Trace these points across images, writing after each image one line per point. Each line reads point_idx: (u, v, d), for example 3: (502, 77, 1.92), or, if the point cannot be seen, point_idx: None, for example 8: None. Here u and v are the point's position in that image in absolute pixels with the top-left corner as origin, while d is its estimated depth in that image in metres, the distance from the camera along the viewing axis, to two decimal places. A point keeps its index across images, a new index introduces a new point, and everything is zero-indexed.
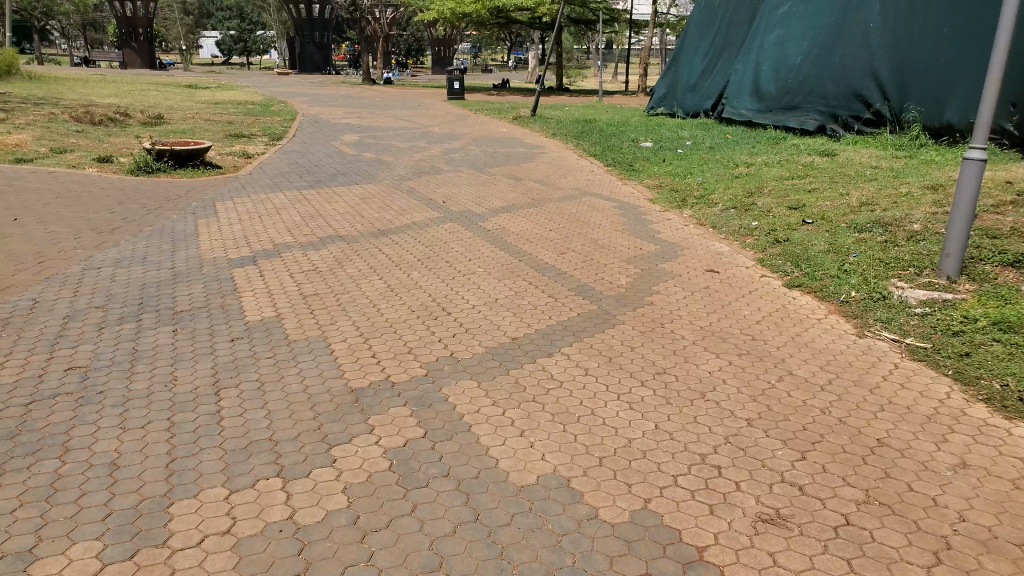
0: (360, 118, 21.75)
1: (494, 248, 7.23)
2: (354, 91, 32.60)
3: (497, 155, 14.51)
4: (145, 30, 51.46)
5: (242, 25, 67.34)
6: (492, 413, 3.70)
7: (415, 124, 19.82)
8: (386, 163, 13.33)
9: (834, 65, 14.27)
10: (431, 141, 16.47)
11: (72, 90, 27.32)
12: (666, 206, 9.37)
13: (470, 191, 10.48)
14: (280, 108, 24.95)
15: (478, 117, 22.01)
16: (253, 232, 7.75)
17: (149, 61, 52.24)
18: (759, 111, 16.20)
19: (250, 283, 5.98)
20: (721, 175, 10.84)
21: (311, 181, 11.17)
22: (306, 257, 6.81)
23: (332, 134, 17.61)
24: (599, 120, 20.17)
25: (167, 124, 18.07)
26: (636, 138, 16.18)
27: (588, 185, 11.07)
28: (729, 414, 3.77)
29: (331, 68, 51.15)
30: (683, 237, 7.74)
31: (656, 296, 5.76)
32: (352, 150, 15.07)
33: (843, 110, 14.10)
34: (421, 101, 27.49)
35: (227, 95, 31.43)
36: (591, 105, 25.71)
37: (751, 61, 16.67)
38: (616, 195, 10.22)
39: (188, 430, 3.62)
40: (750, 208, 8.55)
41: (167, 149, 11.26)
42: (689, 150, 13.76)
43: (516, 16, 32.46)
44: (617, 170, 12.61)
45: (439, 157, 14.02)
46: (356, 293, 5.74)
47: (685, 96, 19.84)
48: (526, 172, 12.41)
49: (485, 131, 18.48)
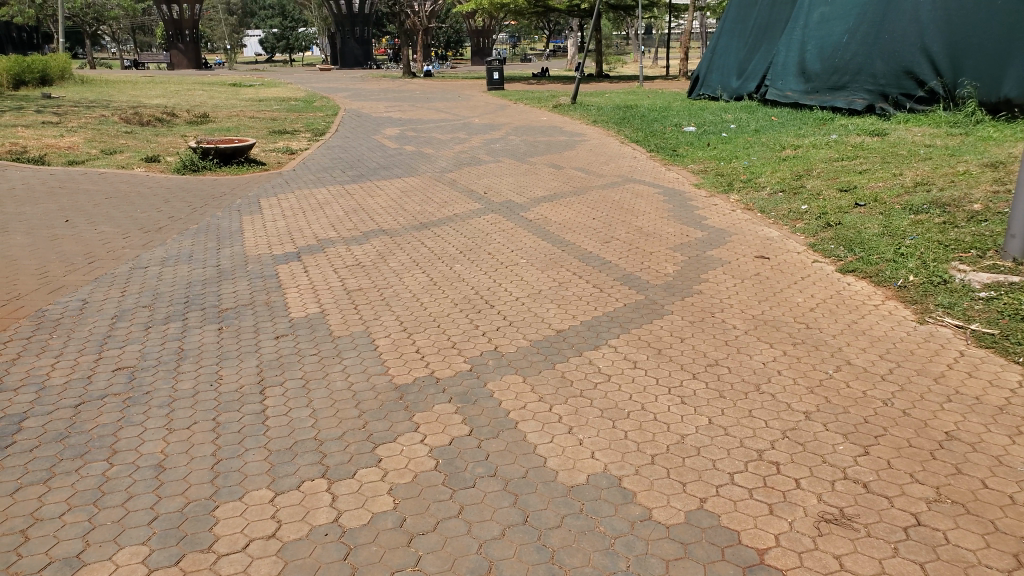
0: (401, 111, 21.85)
1: (537, 239, 7.09)
2: (395, 84, 32.76)
3: (538, 145, 14.37)
4: (190, 31, 52.48)
5: (284, 23, 68.29)
6: (538, 410, 3.65)
7: (455, 116, 19.80)
8: (427, 155, 13.31)
9: (882, 41, 13.63)
10: (471, 132, 16.41)
11: (123, 92, 28.08)
12: (712, 190, 9.13)
13: (512, 181, 10.37)
14: (323, 103, 25.22)
15: (519, 107, 21.87)
16: (296, 229, 7.80)
17: (195, 62, 53.33)
18: (806, 92, 15.72)
19: (294, 279, 6.01)
20: (768, 158, 10.52)
21: (353, 175, 11.19)
22: (348, 252, 6.81)
23: (373, 127, 17.68)
24: (641, 106, 19.85)
25: (213, 122, 18.40)
26: (679, 122, 15.88)
27: (631, 172, 10.86)
28: (785, 407, 3.60)
29: (372, 62, 51.56)
30: (730, 221, 7.53)
31: (705, 284, 5.58)
32: (394, 143, 15.09)
33: (892, 88, 13.37)
34: (462, 92, 27.45)
35: (271, 92, 31.93)
36: (633, 91, 25.34)
37: (795, 42, 16.27)
38: (660, 181, 10.02)
39: (234, 430, 3.68)
40: (800, 191, 8.16)
41: (212, 147, 11.46)
42: (734, 133, 13.42)
43: (554, 4, 32.13)
44: (660, 155, 12.37)
45: (479, 148, 13.93)
46: (397, 288, 5.69)
47: (728, 78, 19.39)
48: (568, 160, 12.24)
49: (525, 121, 18.36)
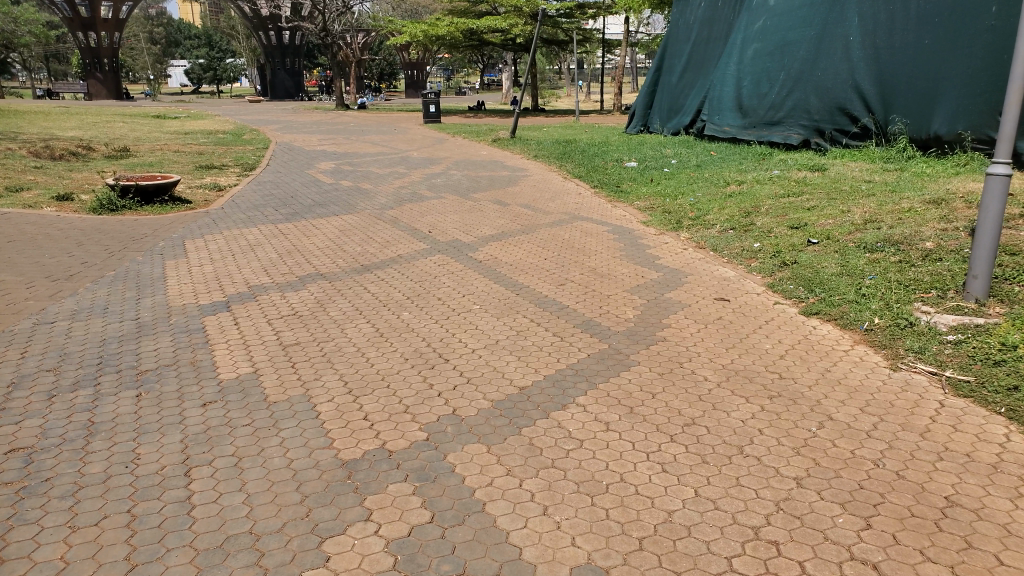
0: (336, 144, 21.34)
1: (491, 281, 6.81)
2: (328, 117, 32.20)
3: (479, 180, 14.12)
4: (110, 60, 50.67)
5: (212, 53, 66.89)
6: (507, 486, 3.33)
7: (392, 150, 19.43)
8: (365, 191, 12.87)
9: (816, 78, 14.03)
10: (410, 167, 16.05)
11: (35, 124, 26.63)
12: (660, 228, 9.01)
13: (456, 219, 10.04)
14: (253, 137, 24.49)
15: (457, 140, 21.64)
16: (226, 273, 7.27)
17: (116, 92, 51.48)
18: (743, 126, 16.05)
19: (223, 333, 5.49)
20: (713, 194, 10.51)
21: (288, 213, 10.66)
22: (284, 300, 6.32)
23: (307, 162, 17.13)
24: (579, 140, 19.90)
25: (134, 156, 17.52)
26: (619, 157, 15.92)
27: (577, 209, 10.69)
28: (773, 473, 3.34)
29: (303, 94, 50.82)
30: (682, 263, 7.37)
31: (668, 328, 5.38)
32: (329, 178, 14.60)
33: (827, 124, 13.79)
34: (398, 125, 27.09)
35: (197, 124, 30.92)
36: (570, 125, 25.50)
37: (728, 77, 16.62)
38: (606, 219, 9.86)
39: (152, 525, 3.22)
40: (750, 228, 8.21)
41: (131, 184, 10.74)
42: (675, 168, 13.47)
43: (489, 38, 32.24)
44: (604, 191, 12.27)
45: (419, 184, 13.57)
46: (340, 340, 5.25)
47: (665, 113, 19.75)
48: (511, 197, 12.01)
49: (464, 155, 18.13)
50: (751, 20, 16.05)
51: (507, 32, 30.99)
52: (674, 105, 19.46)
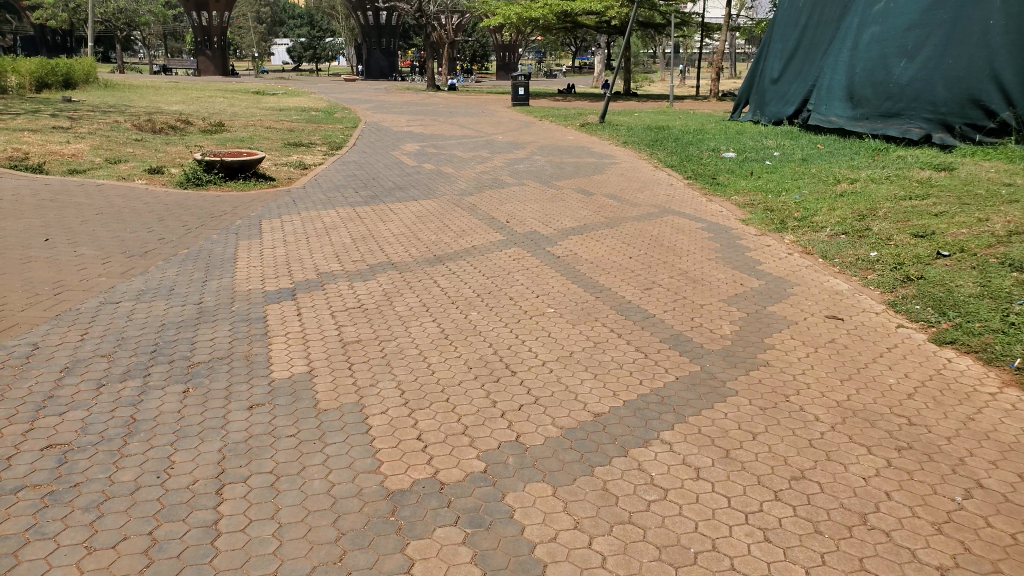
0: (423, 125, 21.11)
1: (571, 279, 6.23)
2: (419, 98, 32.17)
3: (565, 167, 13.52)
4: (221, 39, 52.46)
5: (313, 32, 68.37)
6: (573, 544, 2.77)
7: (479, 133, 19.02)
8: (447, 175, 12.49)
9: (946, 66, 12.72)
10: (496, 151, 15.58)
11: (141, 97, 27.55)
12: (762, 228, 8.20)
13: (538, 208, 9.53)
14: (343, 114, 24.62)
15: (545, 125, 21.06)
16: (296, 257, 6.96)
17: (221, 68, 53.24)
18: (855, 118, 14.79)
19: (284, 325, 5.12)
20: (822, 192, 9.58)
21: (366, 195, 10.38)
22: (350, 290, 5.92)
23: (393, 143, 16.92)
24: (673, 127, 18.97)
25: (227, 131, 17.71)
26: (716, 147, 14.97)
27: (669, 202, 9.95)
28: (912, 560, 2.69)
29: (397, 74, 51.27)
30: (790, 270, 6.60)
31: (770, 349, 4.69)
32: (413, 160, 14.32)
33: (955, 117, 12.54)
34: (486, 108, 26.67)
35: (293, 100, 31.42)
36: (663, 112, 24.49)
37: (841, 64, 15.38)
38: (702, 214, 9.11)
39: (171, 554, 2.76)
40: (866, 235, 7.37)
41: (217, 160, 10.70)
42: (778, 161, 12.47)
43: (583, 20, 31.49)
44: (700, 183, 11.46)
45: (503, 170, 13.11)
46: (403, 341, 4.79)
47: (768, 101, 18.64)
48: (598, 186, 11.35)
49: (552, 140, 17.54)
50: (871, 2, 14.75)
51: (602, 14, 30.09)
52: (777, 93, 18.28)
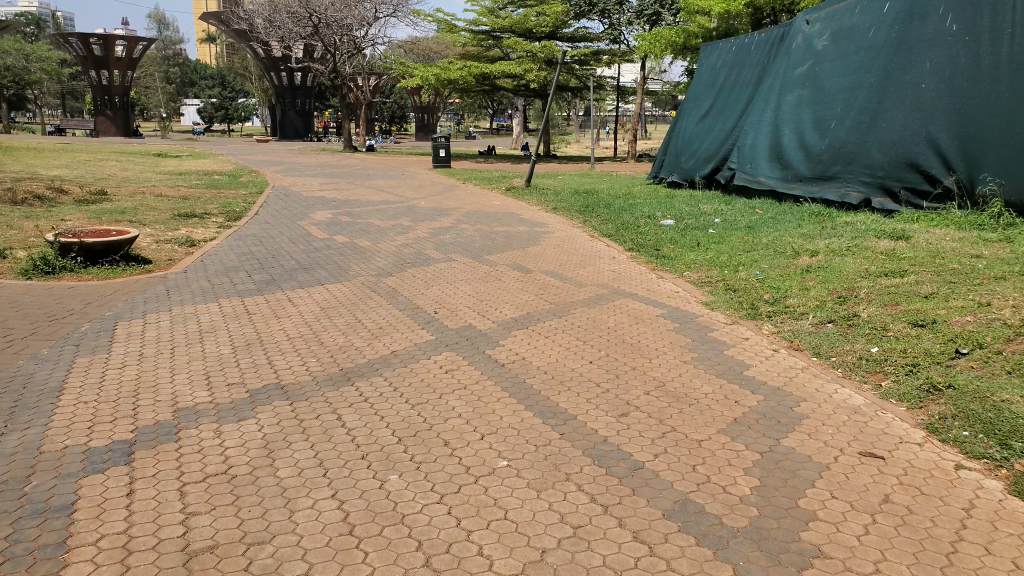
0: (338, 190, 19.65)
1: (499, 409, 4.73)
2: (335, 159, 30.69)
3: (494, 237, 12.21)
4: (120, 98, 49.90)
5: (223, 93, 66.34)
6: None
7: (397, 198, 17.66)
8: (361, 250, 10.97)
9: (878, 128, 12.05)
10: (417, 219, 14.19)
11: (20, 162, 25.07)
12: (732, 315, 7.08)
13: (469, 292, 8.13)
14: (250, 179, 22.88)
15: (468, 188, 19.87)
16: (149, 383, 5.27)
17: (123, 128, 50.56)
18: (787, 179, 14.12)
19: (100, 525, 3.51)
20: (785, 267, 8.59)
21: (263, 279, 8.73)
22: (217, 443, 4.34)
23: (302, 211, 15.29)
24: (603, 190, 18.14)
25: (109, 201, 15.72)
26: (652, 212, 14.08)
27: (616, 280, 8.77)
28: None
29: (312, 136, 49.93)
30: (784, 377, 5.40)
31: (815, 522, 3.39)
32: (323, 231, 12.73)
33: (893, 181, 11.79)
34: (404, 170, 25.34)
35: (198, 164, 29.45)
36: (588, 173, 23.84)
37: (768, 125, 14.85)
38: (657, 296, 7.94)
39: None
40: (856, 323, 6.25)
41: (75, 242, 8.87)
42: (723, 230, 11.59)
43: (502, 82, 31.00)
44: (645, 256, 10.37)
45: (426, 241, 11.73)
46: (281, 543, 3.34)
47: (682, 160, 18.05)
48: (533, 261, 10.06)
49: (476, 205, 16.35)
50: (796, 64, 14.41)
51: (521, 75, 29.60)
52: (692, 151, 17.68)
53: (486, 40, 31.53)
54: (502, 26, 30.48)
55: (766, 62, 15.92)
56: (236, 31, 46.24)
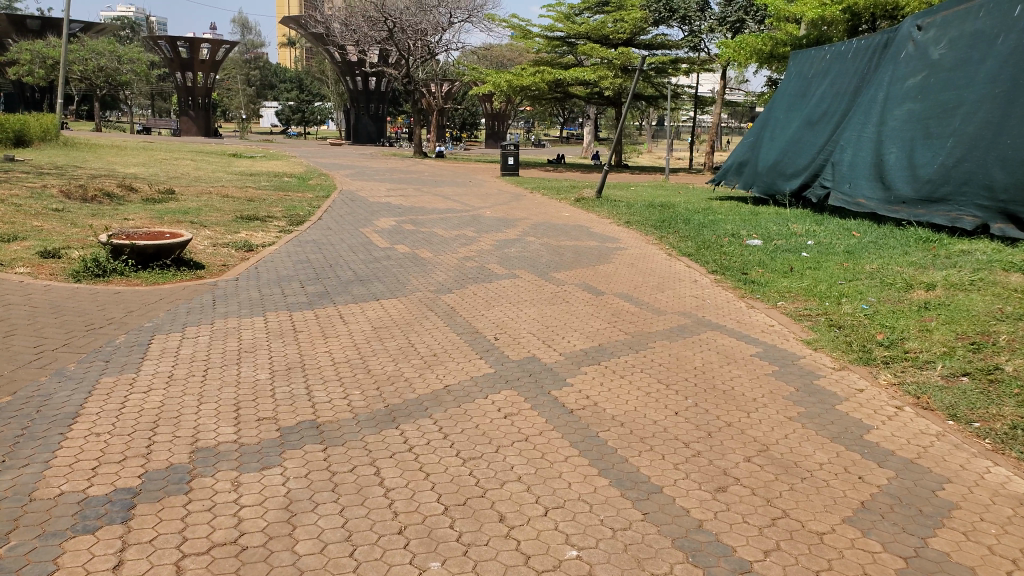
0: (404, 196, 19.25)
1: (566, 474, 3.94)
2: (403, 165, 30.51)
3: (563, 252, 11.44)
4: (203, 99, 51.45)
5: (301, 96, 67.71)
6: None
7: (464, 206, 17.09)
8: (422, 262, 10.35)
9: (1003, 145, 10.84)
10: (482, 229, 13.54)
11: (101, 159, 25.69)
12: (840, 359, 6.12)
13: (535, 314, 7.38)
14: (318, 182, 22.76)
15: (537, 198, 19.15)
16: (169, 415, 4.65)
17: (204, 128, 52.03)
18: (888, 201, 12.89)
19: None
20: (897, 303, 7.55)
21: (315, 291, 8.18)
22: (232, 498, 3.65)
23: (365, 217, 14.84)
24: (679, 205, 17.17)
25: (175, 200, 15.63)
26: (735, 230, 13.06)
27: (699, 309, 7.90)
28: None
29: (384, 140, 50.26)
30: (916, 447, 4.44)
31: None
32: (384, 239, 12.20)
33: (1017, 206, 10.52)
34: (472, 177, 24.84)
35: (271, 165, 29.73)
36: (661, 185, 22.84)
37: (871, 141, 13.69)
38: (748, 330, 7.04)
39: None
40: (1000, 381, 5.22)
41: (126, 244, 8.46)
42: (818, 254, 10.55)
43: (574, 90, 30.25)
44: (729, 280, 9.43)
45: (490, 254, 11.06)
46: None
47: (762, 173, 16.88)
48: (607, 282, 9.23)
49: (546, 216, 15.63)
50: (905, 76, 13.25)
51: (596, 83, 28.75)
52: (774, 165, 16.52)
53: (560, 47, 30.78)
54: (578, 32, 29.75)
55: (866, 73, 14.74)
56: (314, 35, 46.82)
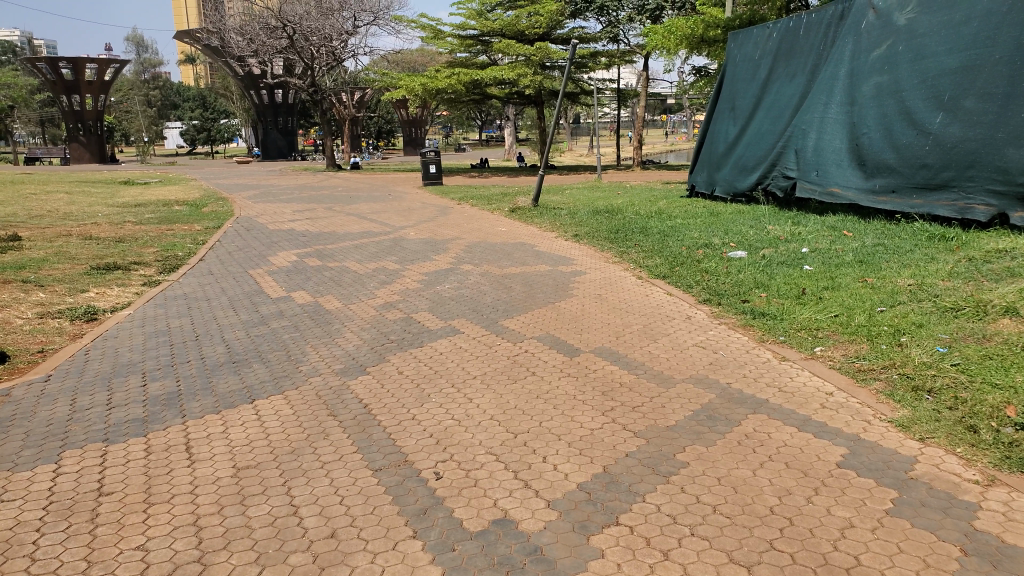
0: (313, 219, 16.53)
1: None
2: (314, 181, 27.56)
3: (508, 285, 9.06)
4: (92, 122, 46.74)
5: (204, 114, 63.33)
6: None
7: (383, 228, 14.55)
8: (325, 316, 7.78)
9: (1013, 119, 8.97)
10: (404, 258, 11.04)
11: None
12: (980, 463, 3.90)
13: (493, 408, 4.97)
14: (213, 208, 19.75)
15: (466, 210, 16.74)
16: None
17: (101, 155, 47.42)
18: (872, 189, 11.05)
19: None
20: (989, 344, 5.44)
21: (159, 393, 5.56)
22: None
23: (260, 251, 12.14)
24: (629, 208, 15.07)
25: (17, 249, 12.53)
26: (707, 239, 10.98)
27: (717, 371, 5.64)
28: None
29: (296, 154, 47.05)
30: None
31: None
32: (280, 283, 9.58)
33: None
34: (391, 190, 22.27)
35: (164, 191, 26.33)
36: (598, 186, 20.75)
37: (840, 123, 11.75)
38: (805, 411, 4.79)
39: None
40: None
41: None
42: (825, 267, 8.49)
43: (492, 91, 27.95)
44: (732, 314, 7.25)
45: (416, 296, 8.60)
46: None
47: (722, 167, 14.89)
48: (576, 330, 6.89)
49: (480, 233, 13.27)
50: (870, 46, 11.23)
51: (517, 81, 26.66)
52: (733, 158, 14.56)
53: (475, 45, 28.40)
54: (492, 28, 27.31)
55: (816, 45, 12.64)
56: (209, 46, 43.11)
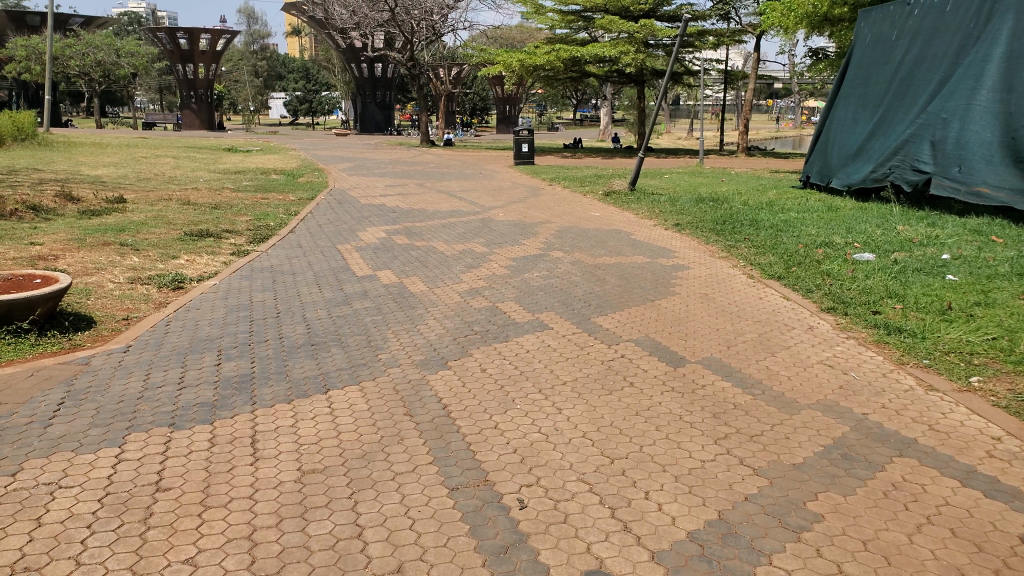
0: (403, 194, 16.24)
1: None
2: (408, 155, 27.47)
3: (602, 277, 8.39)
4: (203, 91, 48.41)
5: (307, 85, 64.75)
6: None
7: (473, 207, 14.08)
8: (409, 300, 7.33)
9: None
10: (493, 241, 10.51)
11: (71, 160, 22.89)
12: None
13: (587, 424, 4.34)
14: (307, 179, 19.82)
15: (558, 192, 16.06)
16: None
17: (210, 123, 49.15)
18: None
19: None
20: None
21: (233, 375, 5.19)
22: None
23: (349, 225, 11.89)
24: (735, 198, 14.05)
25: (118, 211, 12.73)
26: (827, 236, 9.96)
27: (851, 397, 4.83)
28: None
29: (392, 128, 47.42)
30: None
31: None
32: (366, 261, 9.24)
33: None
34: (483, 168, 21.83)
35: (264, 160, 26.82)
36: (699, 172, 19.65)
37: (996, 112, 10.45)
38: (968, 461, 3.96)
39: None
40: None
41: None
42: (972, 277, 7.42)
43: (591, 69, 27.01)
44: (861, 327, 6.36)
45: (505, 283, 8.05)
46: None
47: (843, 158, 13.59)
48: (681, 335, 6.17)
49: (574, 218, 12.60)
50: None
51: (617, 59, 25.59)
52: (857, 148, 13.26)
53: (576, 22, 27.48)
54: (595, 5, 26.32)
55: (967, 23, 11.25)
56: (314, 19, 43.74)
